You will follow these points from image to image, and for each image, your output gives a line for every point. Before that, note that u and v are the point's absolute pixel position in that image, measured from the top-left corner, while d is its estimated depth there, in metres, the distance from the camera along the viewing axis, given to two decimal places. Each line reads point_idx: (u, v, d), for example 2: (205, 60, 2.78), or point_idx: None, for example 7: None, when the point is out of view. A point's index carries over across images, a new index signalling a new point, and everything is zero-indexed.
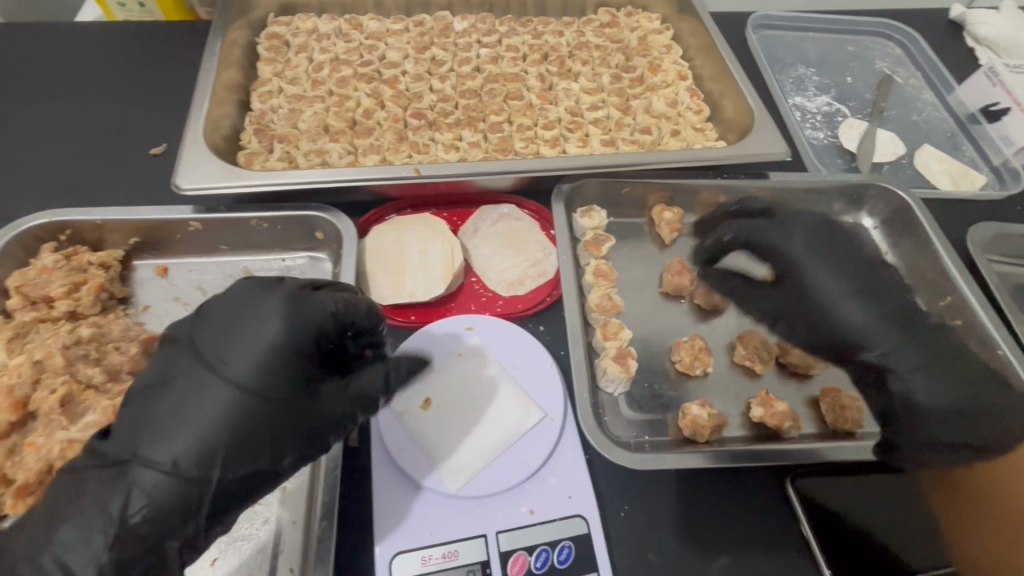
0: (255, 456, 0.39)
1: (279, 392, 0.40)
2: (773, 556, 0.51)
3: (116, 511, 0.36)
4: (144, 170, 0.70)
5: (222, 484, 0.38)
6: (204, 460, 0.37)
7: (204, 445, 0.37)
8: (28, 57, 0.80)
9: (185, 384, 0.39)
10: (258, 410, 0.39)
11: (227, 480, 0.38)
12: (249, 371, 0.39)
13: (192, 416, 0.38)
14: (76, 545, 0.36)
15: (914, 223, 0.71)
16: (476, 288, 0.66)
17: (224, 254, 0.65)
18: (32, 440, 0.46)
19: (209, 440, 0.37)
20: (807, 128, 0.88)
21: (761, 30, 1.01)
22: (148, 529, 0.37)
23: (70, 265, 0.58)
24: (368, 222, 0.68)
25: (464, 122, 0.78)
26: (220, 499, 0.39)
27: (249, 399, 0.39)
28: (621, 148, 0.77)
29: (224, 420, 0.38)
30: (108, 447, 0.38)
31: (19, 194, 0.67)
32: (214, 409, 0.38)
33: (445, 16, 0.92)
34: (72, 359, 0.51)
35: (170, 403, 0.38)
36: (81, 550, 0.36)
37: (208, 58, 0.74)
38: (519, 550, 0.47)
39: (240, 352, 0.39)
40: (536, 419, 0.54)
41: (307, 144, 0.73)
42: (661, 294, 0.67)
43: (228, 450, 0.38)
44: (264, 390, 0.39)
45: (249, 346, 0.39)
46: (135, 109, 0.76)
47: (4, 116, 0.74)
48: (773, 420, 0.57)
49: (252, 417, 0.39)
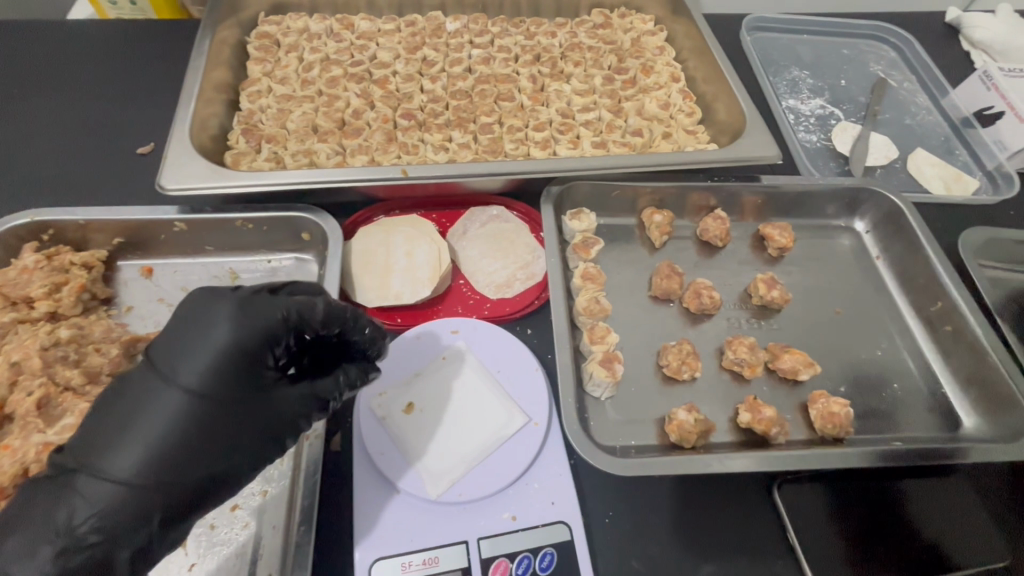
0: (206, 463, 0.38)
1: (229, 395, 0.39)
2: (758, 564, 0.50)
3: (62, 521, 0.35)
4: (131, 171, 0.70)
5: (175, 491, 0.37)
6: (153, 469, 0.36)
7: (153, 452, 0.36)
8: (16, 55, 0.80)
9: (137, 390, 0.38)
10: (207, 415, 0.38)
11: (177, 488, 0.37)
12: (198, 376, 0.38)
13: (140, 424, 0.37)
14: (20, 556, 0.34)
15: (905, 227, 0.71)
16: (464, 291, 0.65)
17: (209, 255, 0.65)
18: (8, 443, 0.46)
19: (158, 447, 0.36)
20: (800, 131, 0.87)
21: (755, 33, 1.00)
22: (97, 539, 0.35)
23: (51, 266, 0.57)
24: (356, 223, 0.68)
25: (454, 123, 0.77)
26: (174, 507, 0.38)
27: (200, 403, 0.38)
28: (613, 150, 0.77)
29: (172, 427, 0.37)
30: (65, 455, 0.37)
31: (4, 193, 0.66)
32: (163, 416, 0.37)
33: (438, 16, 0.91)
34: (51, 360, 0.50)
35: (118, 412, 0.37)
36: (25, 562, 0.34)
37: (196, 57, 0.74)
38: (500, 557, 0.47)
39: (189, 359, 0.38)
40: (520, 424, 0.53)
41: (295, 144, 0.72)
42: (650, 297, 0.67)
43: (177, 457, 0.37)
44: (214, 396, 0.38)
45: (197, 350, 0.38)
46: (123, 108, 0.76)
47: None
48: (761, 425, 0.56)
49: (202, 424, 0.38)
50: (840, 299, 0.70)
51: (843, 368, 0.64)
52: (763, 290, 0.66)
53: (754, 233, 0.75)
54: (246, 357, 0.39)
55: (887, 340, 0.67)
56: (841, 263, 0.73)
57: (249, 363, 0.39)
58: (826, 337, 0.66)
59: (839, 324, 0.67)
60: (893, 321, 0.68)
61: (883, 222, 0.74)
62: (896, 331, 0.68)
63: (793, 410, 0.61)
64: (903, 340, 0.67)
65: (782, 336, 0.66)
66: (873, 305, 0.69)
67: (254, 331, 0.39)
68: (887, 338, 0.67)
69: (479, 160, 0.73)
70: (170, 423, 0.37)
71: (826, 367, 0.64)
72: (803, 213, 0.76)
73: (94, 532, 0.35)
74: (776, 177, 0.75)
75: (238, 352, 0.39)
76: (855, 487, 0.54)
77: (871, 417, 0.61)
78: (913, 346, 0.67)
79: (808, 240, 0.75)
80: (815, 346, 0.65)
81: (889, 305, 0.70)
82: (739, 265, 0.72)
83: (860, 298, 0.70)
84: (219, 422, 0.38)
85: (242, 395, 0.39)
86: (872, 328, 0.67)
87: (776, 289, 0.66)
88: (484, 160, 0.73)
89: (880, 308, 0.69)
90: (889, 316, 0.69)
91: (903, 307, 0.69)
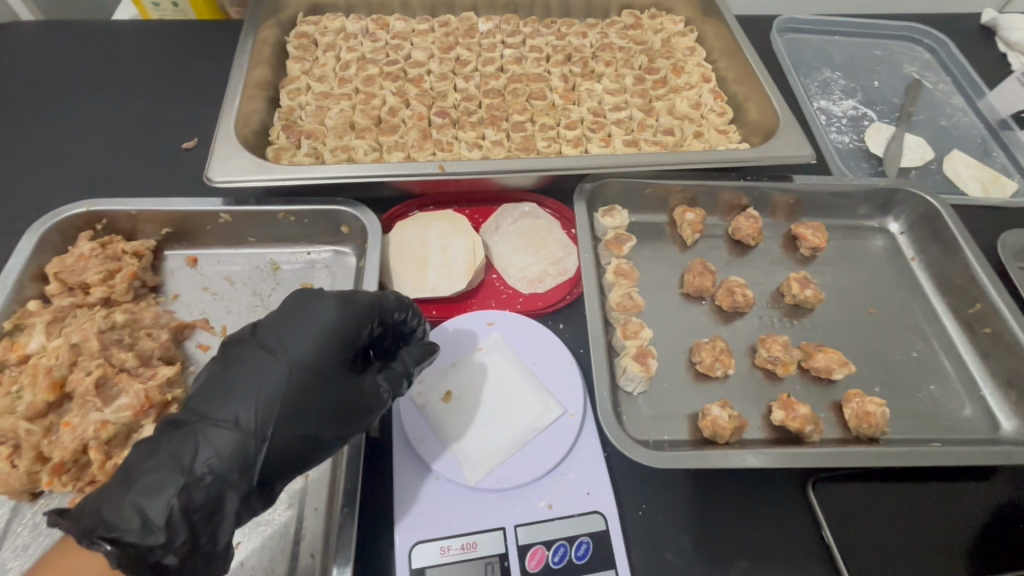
0: (310, 424, 0.42)
1: (332, 365, 0.44)
2: (792, 560, 0.50)
3: (187, 462, 0.38)
4: (177, 164, 0.72)
5: (279, 447, 0.41)
6: (266, 422, 0.41)
7: (268, 410, 0.41)
8: (68, 53, 0.83)
9: (250, 358, 0.43)
10: (313, 380, 0.43)
11: (284, 446, 0.41)
12: (306, 348, 0.44)
13: (257, 386, 0.42)
14: (148, 492, 0.37)
15: (942, 228, 0.70)
16: (497, 285, 0.66)
17: (251, 247, 0.67)
18: (68, 420, 0.48)
19: (273, 406, 0.41)
20: (832, 132, 0.87)
21: (787, 34, 1.00)
22: (213, 483, 0.38)
23: (105, 254, 0.59)
24: (392, 218, 0.69)
25: (487, 121, 0.78)
26: (277, 464, 0.41)
27: (308, 372, 0.43)
28: (644, 149, 0.78)
29: (285, 390, 0.42)
30: (182, 412, 0.41)
31: (58, 184, 0.69)
32: (276, 378, 0.42)
33: (470, 17, 0.93)
34: (107, 343, 0.53)
35: (234, 378, 0.42)
36: (155, 497, 0.37)
37: (240, 55, 0.76)
38: (537, 545, 0.48)
39: (299, 336, 0.44)
40: (555, 415, 0.54)
41: (334, 141, 0.74)
42: (682, 294, 0.67)
43: (288, 417, 0.42)
44: (319, 367, 0.44)
45: (306, 325, 0.45)
46: (169, 104, 0.78)
47: (45, 109, 0.76)
48: (795, 423, 0.56)
49: (309, 389, 0.43)
50: (874, 299, 0.69)
51: (877, 369, 0.63)
52: (796, 289, 0.66)
53: (786, 232, 0.75)
54: (350, 334, 0.46)
55: (923, 341, 0.66)
56: (874, 264, 0.72)
57: (348, 341, 0.46)
58: (860, 337, 0.66)
59: (873, 325, 0.67)
60: (928, 323, 0.68)
61: (919, 224, 0.73)
62: (932, 333, 0.67)
63: (827, 410, 0.61)
64: (939, 342, 0.66)
65: (815, 336, 0.66)
66: (908, 306, 0.69)
67: (354, 314, 0.46)
68: (922, 340, 0.66)
69: (512, 157, 0.74)
70: (282, 384, 0.42)
71: (860, 367, 0.63)
72: (835, 214, 0.75)
73: (212, 475, 0.39)
74: (809, 178, 0.75)
75: (341, 329, 0.45)
76: (889, 488, 0.54)
77: (906, 418, 0.60)
78: (949, 348, 0.66)
79: (841, 240, 0.74)
80: (848, 346, 0.65)
81: (925, 307, 0.69)
82: (771, 264, 0.72)
83: (895, 299, 0.69)
84: (322, 387, 0.43)
85: (341, 368, 0.45)
86: (907, 329, 0.67)
87: (810, 288, 0.66)
88: (517, 157, 0.74)
89: (915, 309, 0.69)
90: (925, 317, 0.68)
91: (939, 309, 0.69)
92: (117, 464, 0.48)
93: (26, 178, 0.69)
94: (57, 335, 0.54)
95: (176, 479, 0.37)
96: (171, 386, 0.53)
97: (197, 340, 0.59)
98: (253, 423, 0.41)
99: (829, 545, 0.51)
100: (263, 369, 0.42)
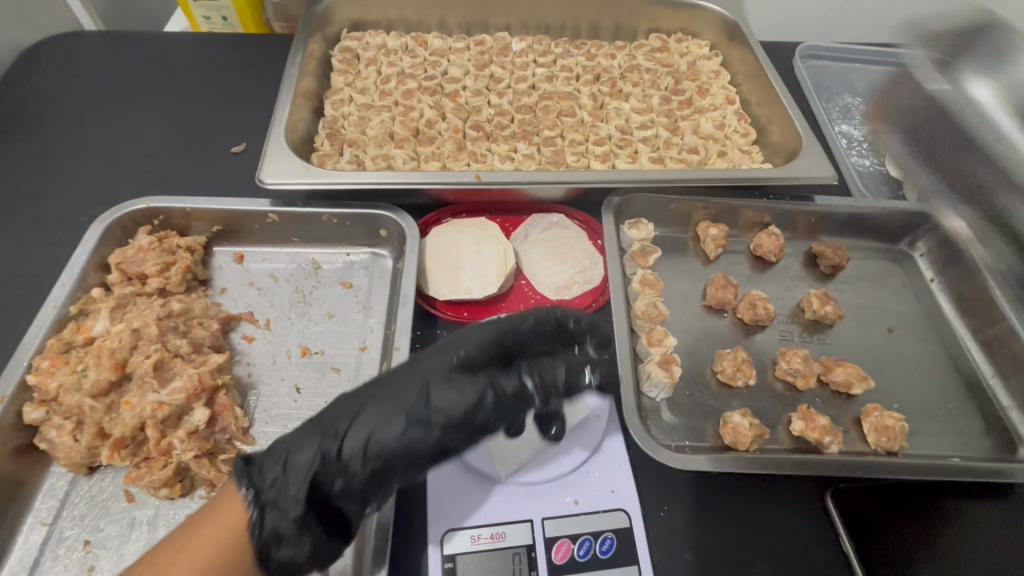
0: (411, 424, 0.45)
1: (449, 376, 0.47)
2: (811, 567, 0.52)
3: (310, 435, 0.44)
4: (226, 166, 0.76)
5: (377, 442, 0.44)
6: (377, 417, 0.45)
7: (382, 405, 0.45)
8: (130, 61, 0.89)
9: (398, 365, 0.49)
10: (426, 384, 0.46)
11: (380, 444, 0.44)
12: (441, 359, 0.48)
13: (386, 385, 0.46)
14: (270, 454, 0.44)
15: (962, 252, 0.72)
16: (526, 290, 0.69)
17: (295, 246, 0.71)
18: (128, 399, 0.52)
19: (389, 402, 0.45)
20: (853, 156, 0.89)
21: (809, 60, 1.03)
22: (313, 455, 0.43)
23: (161, 247, 0.63)
24: (428, 223, 0.73)
25: (519, 135, 0.82)
26: (368, 456, 0.44)
27: (432, 379, 0.46)
28: (669, 165, 0.81)
29: (407, 391, 0.46)
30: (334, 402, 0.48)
31: (118, 182, 0.74)
32: (404, 380, 0.47)
33: (504, 36, 0.97)
34: (164, 329, 0.56)
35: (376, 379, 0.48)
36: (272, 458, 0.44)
37: (290, 67, 0.81)
38: (563, 538, 0.50)
39: (442, 351, 0.49)
40: (582, 414, 0.56)
41: (374, 149, 0.78)
42: (704, 306, 0.70)
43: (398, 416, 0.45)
44: (445, 379, 0.47)
45: (451, 343, 0.49)
46: (221, 110, 0.83)
47: (108, 113, 0.82)
48: (814, 433, 0.58)
49: (425, 396, 0.46)
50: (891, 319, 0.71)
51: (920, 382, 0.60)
52: (816, 305, 0.68)
53: (806, 250, 0.77)
54: (478, 357, 0.49)
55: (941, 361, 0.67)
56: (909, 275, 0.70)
57: (475, 366, 0.49)
58: (880, 356, 0.67)
59: (893, 344, 0.68)
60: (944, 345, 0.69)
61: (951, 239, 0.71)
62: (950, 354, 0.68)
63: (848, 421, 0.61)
64: (958, 362, 0.68)
65: (835, 351, 0.67)
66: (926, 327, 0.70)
67: (489, 336, 0.50)
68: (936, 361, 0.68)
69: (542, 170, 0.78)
70: (404, 386, 0.46)
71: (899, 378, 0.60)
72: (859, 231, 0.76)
73: (318, 450, 0.44)
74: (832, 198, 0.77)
75: (474, 348, 0.49)
76: (909, 502, 0.55)
77: (925, 434, 0.61)
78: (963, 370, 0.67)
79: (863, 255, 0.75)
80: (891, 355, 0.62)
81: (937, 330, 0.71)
82: (792, 280, 0.74)
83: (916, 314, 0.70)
84: (434, 392, 0.46)
85: (460, 381, 0.47)
86: (926, 348, 0.68)
87: (830, 304, 0.68)
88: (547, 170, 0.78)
89: (934, 330, 0.70)
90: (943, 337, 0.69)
91: (958, 330, 0.70)
92: (171, 442, 0.51)
93: (87, 176, 0.74)
94: (118, 320, 0.58)
95: (290, 449, 0.44)
96: (220, 372, 0.57)
97: (242, 332, 0.63)
98: (364, 412, 0.45)
99: (848, 555, 0.52)
100: (400, 372, 0.48)
